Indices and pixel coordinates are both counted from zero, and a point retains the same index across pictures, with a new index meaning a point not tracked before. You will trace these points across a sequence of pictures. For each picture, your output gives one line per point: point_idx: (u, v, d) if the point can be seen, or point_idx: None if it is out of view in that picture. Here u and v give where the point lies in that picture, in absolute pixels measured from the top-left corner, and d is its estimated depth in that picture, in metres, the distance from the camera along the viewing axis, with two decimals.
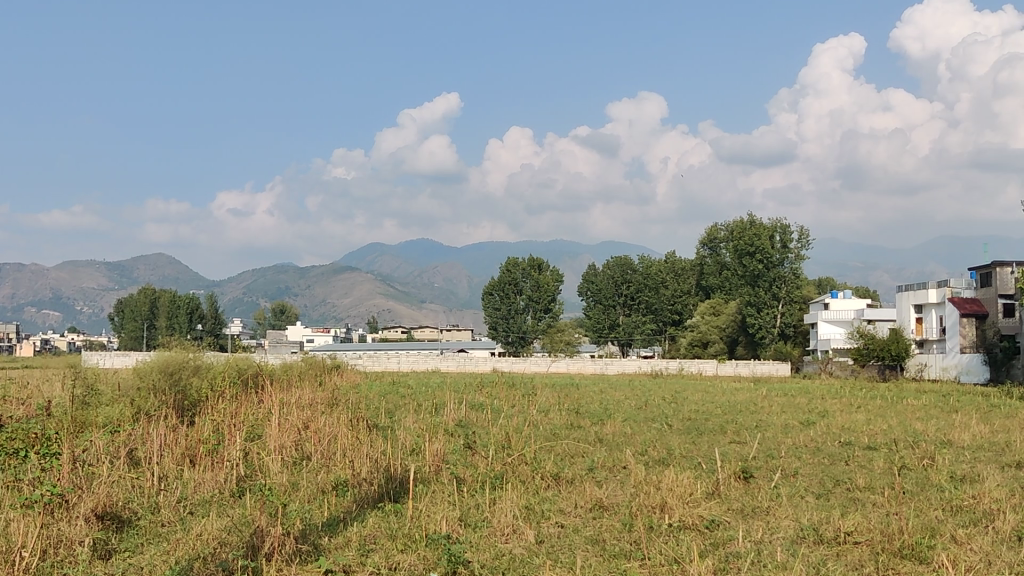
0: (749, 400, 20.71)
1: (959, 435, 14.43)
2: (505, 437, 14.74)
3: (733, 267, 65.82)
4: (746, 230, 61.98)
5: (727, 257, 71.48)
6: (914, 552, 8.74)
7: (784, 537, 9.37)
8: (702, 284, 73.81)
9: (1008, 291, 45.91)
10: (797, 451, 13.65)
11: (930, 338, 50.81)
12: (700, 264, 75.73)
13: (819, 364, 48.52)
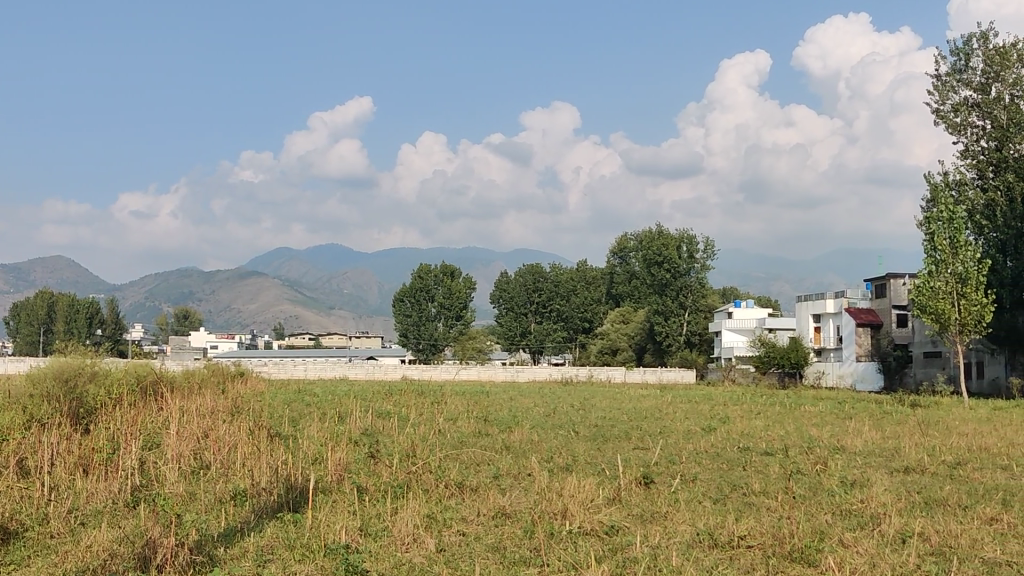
0: (654, 406, 21.04)
1: (852, 440, 14.92)
2: (410, 446, 14.64)
3: (642, 277, 66.73)
4: (655, 239, 62.23)
5: (636, 266, 73.86)
6: (803, 555, 8.98)
7: (680, 542, 9.53)
8: (613, 292, 76.14)
9: (901, 302, 47.74)
10: (697, 456, 13.92)
11: (828, 347, 52.37)
12: (609, 274, 78.07)
13: (722, 372, 49.52)
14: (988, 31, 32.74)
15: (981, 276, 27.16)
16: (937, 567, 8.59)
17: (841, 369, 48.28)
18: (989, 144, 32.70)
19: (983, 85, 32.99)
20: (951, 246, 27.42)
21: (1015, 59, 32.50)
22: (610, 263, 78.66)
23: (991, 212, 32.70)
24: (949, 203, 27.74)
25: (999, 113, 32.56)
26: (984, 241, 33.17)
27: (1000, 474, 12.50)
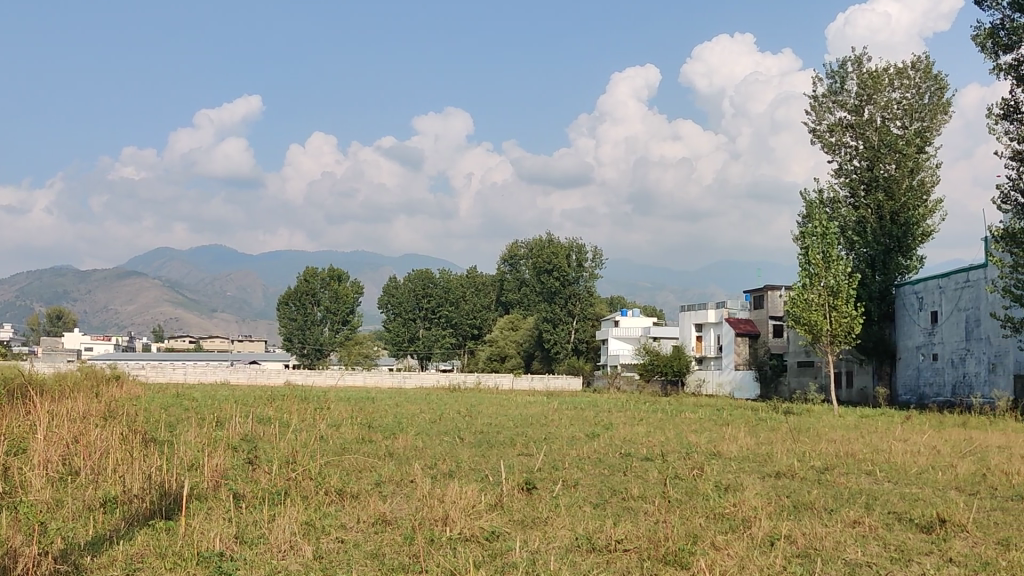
0: (541, 413, 21.19)
1: (728, 446, 15.40)
2: (290, 452, 14.38)
3: (532, 284, 67.44)
4: (545, 249, 63.92)
5: (527, 274, 75.00)
6: (677, 558, 9.21)
7: (560, 546, 9.65)
8: (502, 300, 77.69)
9: (778, 313, 49.83)
10: (580, 462, 14.12)
11: (709, 355, 53.93)
12: (498, 281, 79.20)
13: (607, 380, 50.36)
14: (861, 55, 34.33)
15: (850, 290, 28.43)
16: (801, 568, 8.94)
17: (720, 377, 50.02)
18: (861, 163, 34.26)
19: (856, 107, 34.52)
20: (824, 260, 28.55)
21: (886, 84, 34.20)
22: (499, 271, 79.68)
23: (861, 228, 34.23)
24: (823, 220, 28.91)
25: (871, 134, 34.12)
26: (855, 257, 34.63)
27: (864, 479, 13.09)
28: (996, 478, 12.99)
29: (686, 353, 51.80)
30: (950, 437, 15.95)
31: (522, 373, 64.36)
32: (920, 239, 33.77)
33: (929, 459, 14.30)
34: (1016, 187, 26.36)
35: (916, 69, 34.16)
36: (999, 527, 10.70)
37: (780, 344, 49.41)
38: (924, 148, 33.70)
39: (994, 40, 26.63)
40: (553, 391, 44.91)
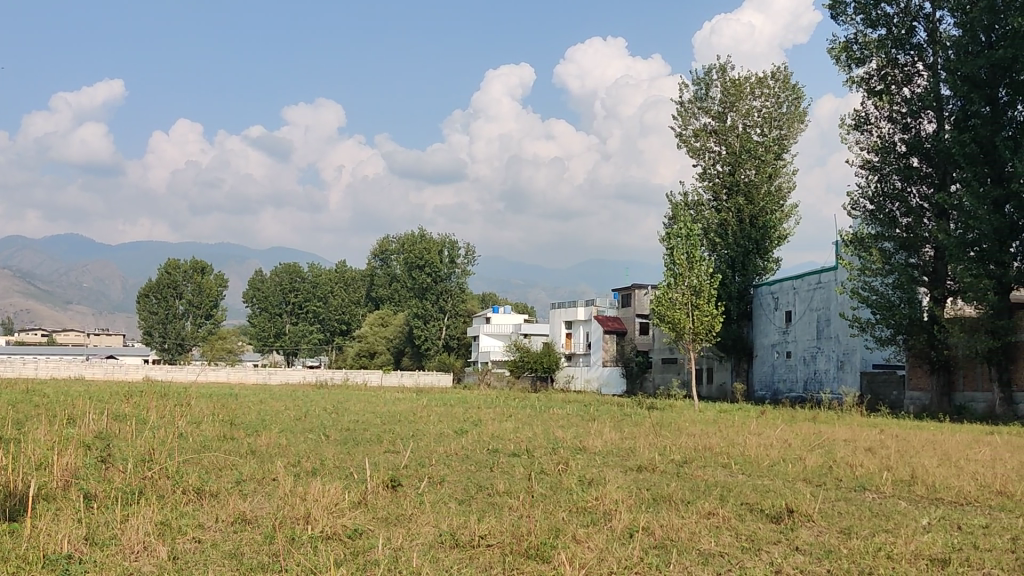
0: (410, 409, 21.14)
1: (593, 441, 15.68)
2: (147, 450, 13.90)
3: (402, 279, 67.50)
4: (417, 243, 63.54)
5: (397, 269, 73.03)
6: (538, 552, 9.35)
7: (422, 543, 9.65)
8: (372, 295, 74.87)
9: (644, 312, 51.13)
10: (446, 458, 14.14)
11: (578, 352, 54.87)
12: (370, 276, 77.33)
13: (477, 376, 50.51)
14: (725, 64, 35.58)
15: (712, 290, 29.45)
16: (657, 559, 9.23)
17: (589, 373, 51.27)
18: (723, 168, 35.45)
19: (720, 114, 35.72)
20: (687, 260, 29.43)
21: (747, 92, 35.55)
22: (371, 266, 78.56)
23: (723, 231, 35.47)
24: (687, 221, 29.83)
25: (733, 140, 35.38)
26: (717, 258, 35.88)
27: (720, 472, 13.57)
28: (842, 471, 13.70)
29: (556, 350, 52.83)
30: (801, 431, 16.72)
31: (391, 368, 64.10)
32: (776, 242, 35.34)
33: (780, 452, 14.97)
34: (865, 195, 27.87)
35: (775, 79, 35.64)
36: (842, 516, 11.29)
37: (646, 342, 50.65)
38: (782, 154, 35.24)
39: (848, 53, 28.03)
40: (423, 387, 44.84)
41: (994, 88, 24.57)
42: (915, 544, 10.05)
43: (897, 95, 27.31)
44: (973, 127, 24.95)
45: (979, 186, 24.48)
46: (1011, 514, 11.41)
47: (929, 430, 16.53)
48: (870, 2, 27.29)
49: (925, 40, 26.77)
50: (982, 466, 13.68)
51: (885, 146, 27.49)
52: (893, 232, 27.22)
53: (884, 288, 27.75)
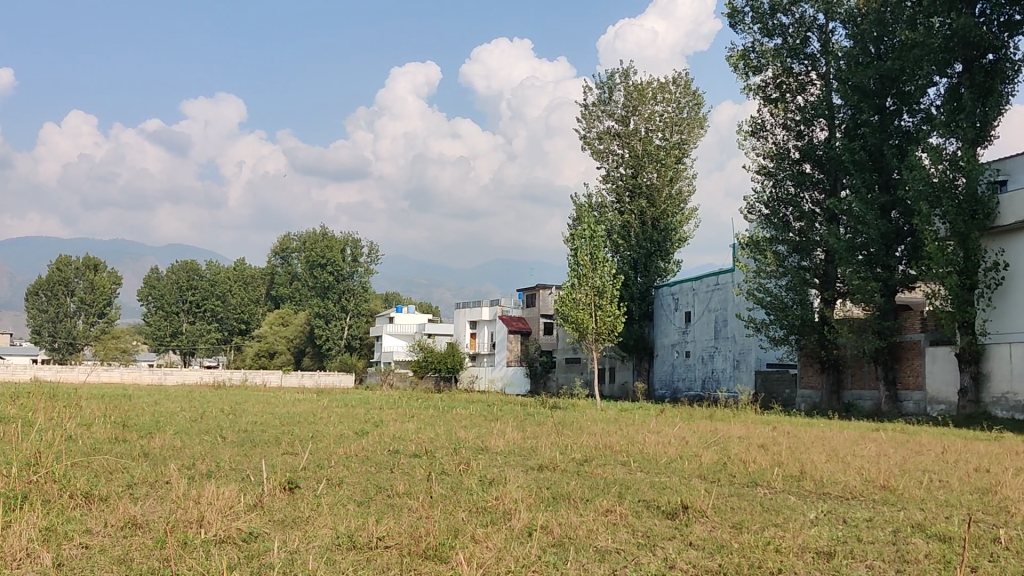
0: (311, 410, 20.85)
1: (495, 441, 15.74)
2: (31, 454, 13.36)
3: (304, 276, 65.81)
4: (318, 242, 62.69)
5: (298, 268, 72.99)
6: (437, 553, 9.36)
7: (318, 546, 9.56)
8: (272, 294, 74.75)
9: (549, 312, 51.65)
10: (346, 460, 14.01)
11: (482, 352, 54.99)
12: (270, 274, 76.48)
13: (380, 376, 50.06)
14: (628, 69, 36.12)
15: (614, 290, 29.88)
16: (555, 557, 9.35)
17: (493, 373, 51.79)
18: (626, 171, 35.98)
19: (623, 117, 36.25)
20: (591, 261, 29.76)
21: (649, 97, 36.18)
22: (271, 263, 76.92)
23: (626, 232, 36.04)
24: (590, 222, 30.19)
25: (636, 144, 35.91)
26: (619, 259, 36.47)
27: (619, 469, 13.78)
28: (736, 467, 14.10)
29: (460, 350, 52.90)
30: (698, 429, 17.14)
31: (291, 369, 63.29)
32: (677, 244, 36.14)
33: (678, 450, 15.30)
34: (760, 199, 28.67)
35: (676, 84, 36.38)
36: (735, 512, 11.60)
37: (549, 342, 51.22)
38: (683, 158, 35.99)
39: (746, 61, 28.81)
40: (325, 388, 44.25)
41: (882, 98, 25.61)
42: (803, 538, 10.41)
43: (791, 103, 28.20)
44: (863, 136, 25.94)
45: (867, 193, 25.49)
46: (893, 507, 11.92)
47: (818, 427, 17.13)
48: (767, 11, 28.09)
49: (818, 51, 27.72)
50: (867, 461, 14.26)
51: (780, 152, 28.33)
52: (786, 236, 28.11)
53: (778, 290, 28.61)
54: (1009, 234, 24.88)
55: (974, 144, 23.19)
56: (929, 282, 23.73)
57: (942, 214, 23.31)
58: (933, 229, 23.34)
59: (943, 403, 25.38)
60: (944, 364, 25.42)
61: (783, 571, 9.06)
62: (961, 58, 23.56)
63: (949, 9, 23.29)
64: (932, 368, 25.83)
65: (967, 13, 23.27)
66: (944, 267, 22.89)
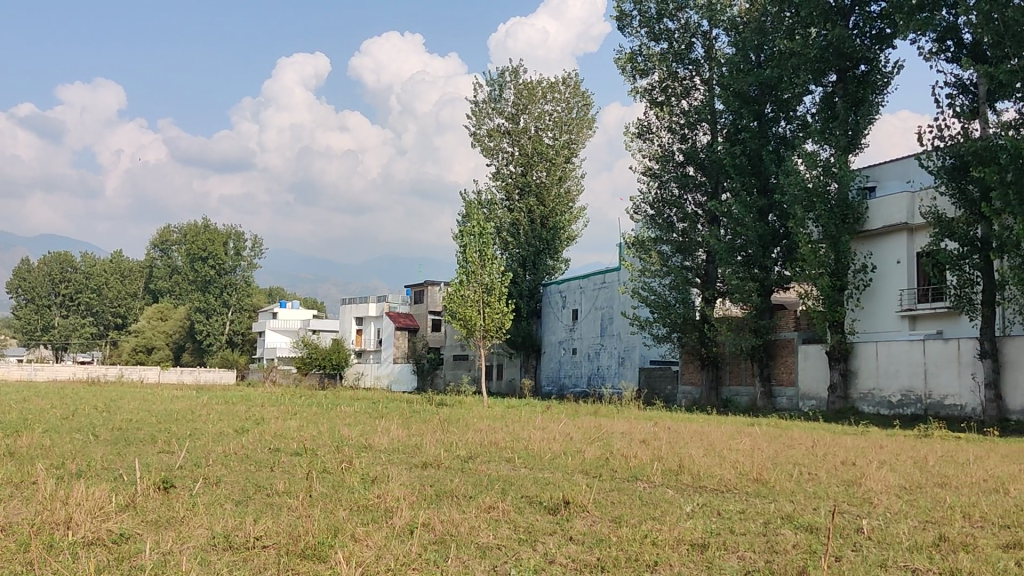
0: (187, 408, 20.31)
1: (379, 439, 15.65)
2: None
3: (184, 271, 64.40)
4: (199, 234, 61.10)
5: (179, 260, 69.88)
6: (315, 552, 9.25)
7: (193, 546, 9.33)
8: (150, 287, 72.15)
9: (437, 308, 51.54)
10: (224, 459, 13.68)
11: (369, 349, 55.00)
12: (148, 266, 72.89)
13: (263, 372, 49.05)
14: (518, 67, 36.36)
15: (502, 287, 30.07)
16: (435, 554, 9.36)
17: (379, 370, 50.79)
18: (515, 168, 36.18)
19: (513, 115, 36.45)
20: (479, 258, 29.81)
21: (539, 96, 36.49)
22: (149, 255, 73.31)
23: (515, 230, 36.26)
24: (480, 219, 30.25)
25: (525, 142, 36.17)
26: (508, 257, 36.70)
27: (503, 466, 13.87)
28: (617, 462, 14.40)
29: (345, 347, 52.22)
30: (583, 425, 17.43)
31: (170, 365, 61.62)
32: (565, 242, 36.67)
33: (562, 446, 15.49)
34: (645, 200, 29.23)
35: (565, 85, 36.82)
36: (614, 506, 11.83)
37: (437, 339, 51.43)
38: (571, 158, 36.51)
39: (633, 64, 29.33)
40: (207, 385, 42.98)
41: (762, 105, 26.48)
42: (679, 530, 10.71)
43: (675, 107, 28.87)
44: (743, 141, 26.79)
45: (747, 196, 26.34)
46: (765, 499, 12.36)
47: (698, 422, 17.65)
48: (654, 16, 28.65)
49: (702, 56, 28.47)
50: (742, 455, 14.75)
51: (665, 155, 28.92)
52: (670, 236, 28.76)
53: (662, 288, 29.27)
54: (877, 237, 26.24)
55: (846, 151, 24.22)
56: (803, 283, 24.68)
57: (815, 218, 24.29)
58: (806, 231, 24.29)
59: (815, 399, 26.46)
60: (816, 361, 26.49)
61: (660, 563, 9.30)
62: (835, 68, 24.55)
63: (825, 20, 24.26)
64: (804, 365, 26.88)
65: (842, 24, 24.29)
66: (816, 268, 23.86)
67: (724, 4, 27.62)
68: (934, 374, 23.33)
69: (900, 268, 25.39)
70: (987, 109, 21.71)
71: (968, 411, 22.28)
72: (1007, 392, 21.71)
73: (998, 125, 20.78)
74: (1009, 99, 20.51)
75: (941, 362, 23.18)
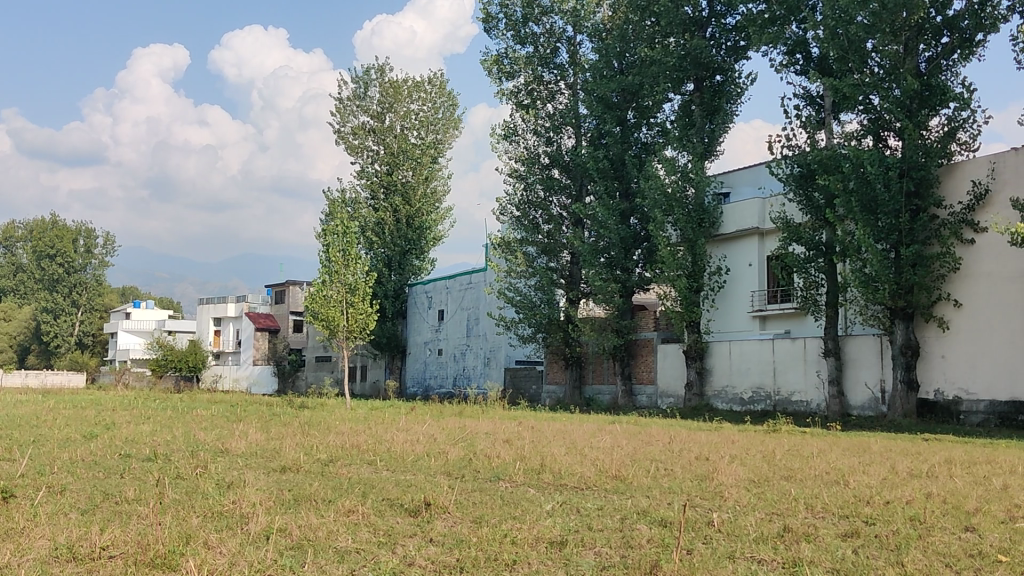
0: (30, 413, 19.31)
1: (236, 443, 15.27)
2: None
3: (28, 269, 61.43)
4: (46, 230, 58.47)
5: (23, 257, 66.40)
6: (165, 561, 8.94)
7: (33, 559, 8.88)
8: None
9: (298, 309, 50.73)
10: (71, 466, 13.07)
11: (226, 351, 54.13)
12: None
13: (115, 375, 47.09)
14: (383, 66, 36.08)
15: (366, 287, 29.82)
16: (291, 560, 9.21)
17: (237, 373, 50.04)
18: (381, 167, 35.90)
19: (378, 114, 36.13)
20: (343, 258, 29.38)
21: (405, 95, 36.32)
22: None
23: (380, 229, 36.01)
24: (344, 218, 29.82)
25: (391, 141, 35.92)
26: (373, 256, 36.38)
27: (365, 468, 13.75)
28: (480, 462, 14.50)
29: (203, 348, 51.04)
30: (447, 426, 17.45)
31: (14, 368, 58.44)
32: (431, 243, 36.77)
33: (425, 447, 15.49)
34: (511, 201, 29.46)
35: (431, 84, 36.80)
36: (475, 506, 11.90)
37: (298, 339, 50.72)
38: (437, 158, 36.60)
39: (499, 67, 29.57)
40: (52, 386, 44.02)
41: (624, 110, 27.15)
42: (538, 528, 10.86)
43: (541, 110, 29.23)
44: (606, 146, 27.39)
45: (609, 199, 26.94)
46: (622, 495, 12.69)
47: (561, 421, 17.94)
48: (520, 19, 28.96)
49: (567, 61, 28.97)
50: (601, 452, 15.08)
51: (531, 157, 29.19)
52: (535, 238, 29.13)
53: (527, 289, 29.62)
54: (731, 240, 27.29)
55: (703, 158, 25.10)
56: (662, 285, 25.45)
57: (674, 222, 25.07)
58: (666, 235, 25.03)
59: (672, 396, 27.36)
60: (674, 360, 27.37)
61: (518, 561, 9.42)
62: (692, 77, 25.42)
63: (683, 31, 25.07)
64: (663, 364, 27.73)
65: (699, 35, 25.18)
66: (675, 270, 24.63)
67: (588, 10, 28.17)
68: (782, 372, 24.46)
69: (752, 271, 26.46)
70: (832, 120, 22.92)
71: (813, 407, 23.45)
72: (849, 388, 22.98)
73: (841, 135, 21.86)
74: (852, 111, 21.69)
75: (789, 360, 24.32)
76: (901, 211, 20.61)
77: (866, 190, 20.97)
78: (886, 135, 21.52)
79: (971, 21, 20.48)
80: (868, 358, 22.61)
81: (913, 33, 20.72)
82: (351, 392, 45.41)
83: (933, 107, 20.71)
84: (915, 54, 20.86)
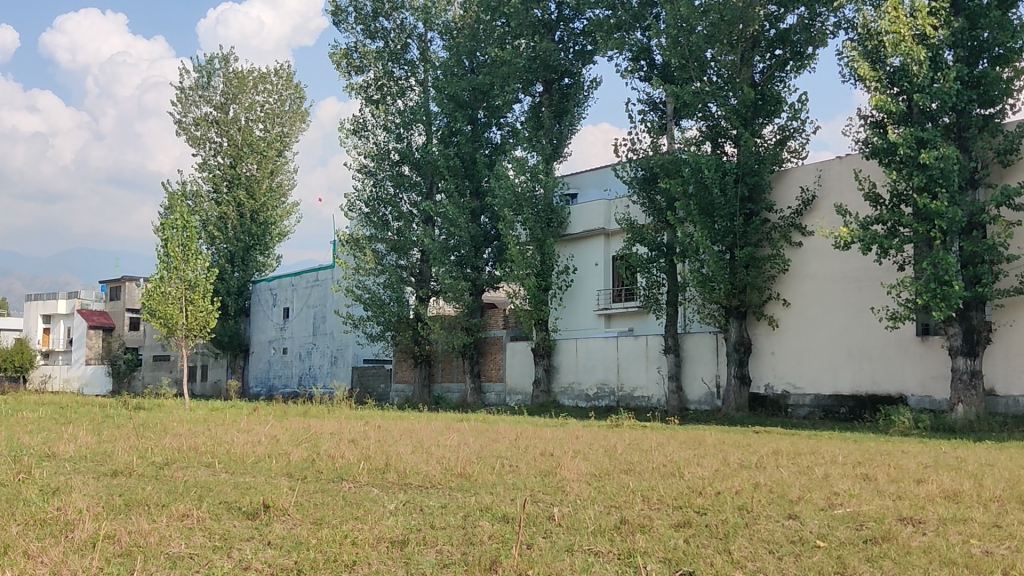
0: None
1: (64, 446, 14.55)
2: None
3: None
4: None
5: None
6: None
7: None
8: None
9: (135, 306, 48.97)
10: None
11: (56, 349, 51.65)
12: None
13: None
14: (227, 55, 35.09)
15: (207, 284, 28.97)
16: (119, 567, 8.87)
17: (68, 373, 47.67)
18: (224, 160, 34.92)
19: (222, 104, 35.10)
20: (183, 253, 28.44)
21: (250, 86, 35.44)
22: None
23: (223, 224, 35.00)
24: (185, 212, 28.78)
25: (234, 133, 34.98)
26: (215, 252, 35.35)
27: (202, 471, 13.39)
28: (323, 463, 14.35)
29: (30, 347, 48.37)
30: (290, 426, 17.15)
31: None
32: (276, 238, 36.09)
33: (267, 448, 15.18)
34: (360, 198, 29.20)
35: (277, 76, 36.04)
36: (316, 507, 11.77)
37: (135, 338, 48.81)
38: (283, 152, 35.94)
39: (348, 61, 29.23)
40: None
41: (474, 109, 27.38)
42: (379, 528, 10.85)
43: (391, 106, 29.07)
44: (457, 144, 27.54)
45: (460, 197, 27.11)
46: (465, 493, 12.80)
47: (407, 420, 17.90)
48: (369, 14, 28.69)
49: (417, 58, 28.94)
50: (447, 451, 15.17)
51: (380, 153, 28.96)
52: (384, 235, 28.95)
53: (376, 287, 29.42)
54: (578, 240, 27.93)
55: (551, 159, 25.57)
56: (510, 283, 25.79)
57: (523, 221, 25.46)
58: (514, 234, 25.41)
59: (520, 394, 27.81)
60: (522, 358, 27.84)
61: (357, 562, 9.39)
62: (541, 79, 25.84)
63: (532, 33, 25.42)
64: (511, 362, 28.15)
65: (548, 38, 25.59)
66: (524, 269, 24.99)
67: (439, 8, 28.23)
68: (625, 368, 25.23)
69: (597, 270, 27.16)
70: (673, 126, 23.75)
71: (654, 402, 24.31)
72: (687, 384, 23.93)
73: (682, 141, 22.64)
74: (691, 117, 22.57)
75: (631, 357, 25.11)
76: (736, 215, 21.60)
77: (704, 193, 21.83)
78: (723, 142, 22.48)
79: (802, 36, 21.63)
80: (705, 355, 23.60)
81: (749, 44, 21.71)
82: (191, 392, 43.93)
83: (767, 116, 21.78)
84: (750, 64, 21.86)
